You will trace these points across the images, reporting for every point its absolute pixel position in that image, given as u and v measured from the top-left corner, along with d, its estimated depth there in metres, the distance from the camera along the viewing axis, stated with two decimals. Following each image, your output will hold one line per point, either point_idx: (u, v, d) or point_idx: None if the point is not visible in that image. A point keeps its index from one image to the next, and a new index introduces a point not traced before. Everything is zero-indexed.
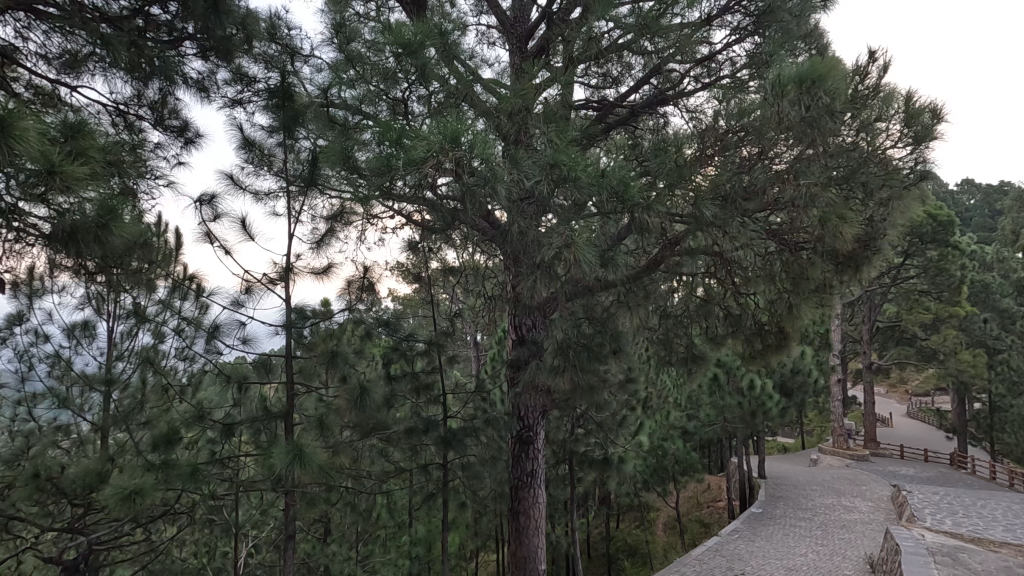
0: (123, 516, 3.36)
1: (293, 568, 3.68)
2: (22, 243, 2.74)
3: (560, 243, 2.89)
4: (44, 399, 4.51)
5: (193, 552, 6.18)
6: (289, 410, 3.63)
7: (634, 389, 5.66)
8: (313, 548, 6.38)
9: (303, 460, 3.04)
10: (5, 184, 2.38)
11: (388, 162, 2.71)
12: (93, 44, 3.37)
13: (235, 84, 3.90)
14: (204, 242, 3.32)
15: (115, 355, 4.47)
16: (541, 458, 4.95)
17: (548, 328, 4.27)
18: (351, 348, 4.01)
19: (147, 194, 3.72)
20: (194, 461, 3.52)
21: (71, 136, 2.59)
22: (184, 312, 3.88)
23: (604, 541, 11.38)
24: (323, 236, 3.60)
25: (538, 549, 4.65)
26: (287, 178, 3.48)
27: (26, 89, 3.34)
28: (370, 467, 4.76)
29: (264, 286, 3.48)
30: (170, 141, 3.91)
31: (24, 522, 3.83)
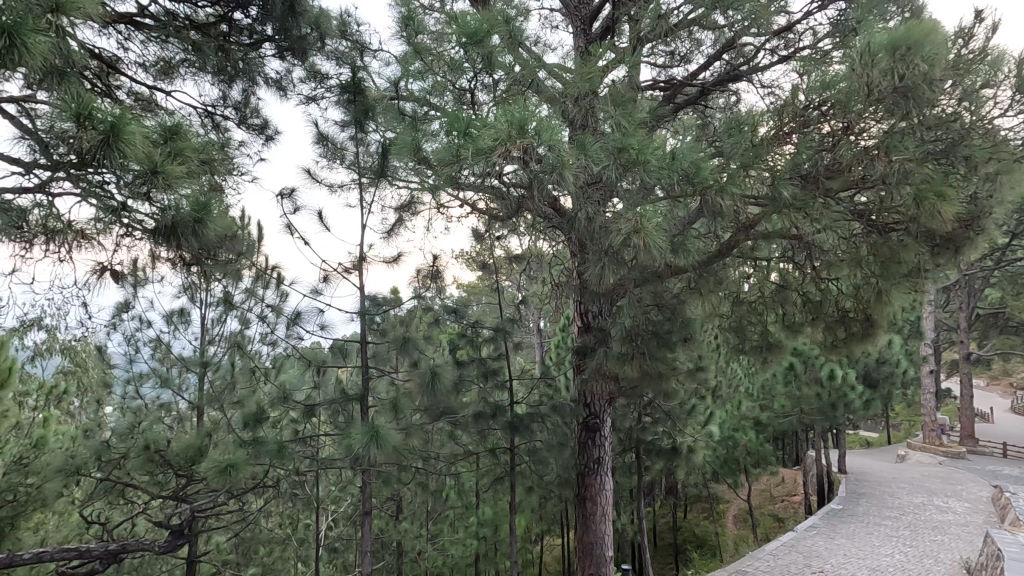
0: (220, 488, 3.65)
1: (370, 543, 3.86)
2: (130, 237, 3.03)
3: (629, 228, 2.82)
4: (148, 379, 4.99)
5: (280, 523, 6.66)
6: (365, 393, 3.80)
7: (705, 377, 5.51)
8: (386, 524, 6.70)
9: (379, 440, 3.20)
10: (115, 183, 2.61)
11: (455, 152, 2.75)
12: (184, 51, 3.62)
13: (310, 81, 4.08)
14: (287, 232, 3.63)
15: (207, 339, 4.83)
16: (608, 445, 4.92)
17: (615, 315, 4.22)
18: (420, 333, 4.15)
19: (234, 189, 4.00)
20: (281, 439, 3.77)
21: (168, 138, 2.82)
22: (267, 300, 4.13)
23: (672, 531, 11.21)
24: (393, 225, 3.82)
25: (606, 536, 4.63)
26: (360, 170, 3.72)
27: (127, 96, 3.66)
28: (439, 449, 4.91)
29: (340, 275, 3.72)
30: (252, 139, 4.17)
31: (137, 489, 4.27)
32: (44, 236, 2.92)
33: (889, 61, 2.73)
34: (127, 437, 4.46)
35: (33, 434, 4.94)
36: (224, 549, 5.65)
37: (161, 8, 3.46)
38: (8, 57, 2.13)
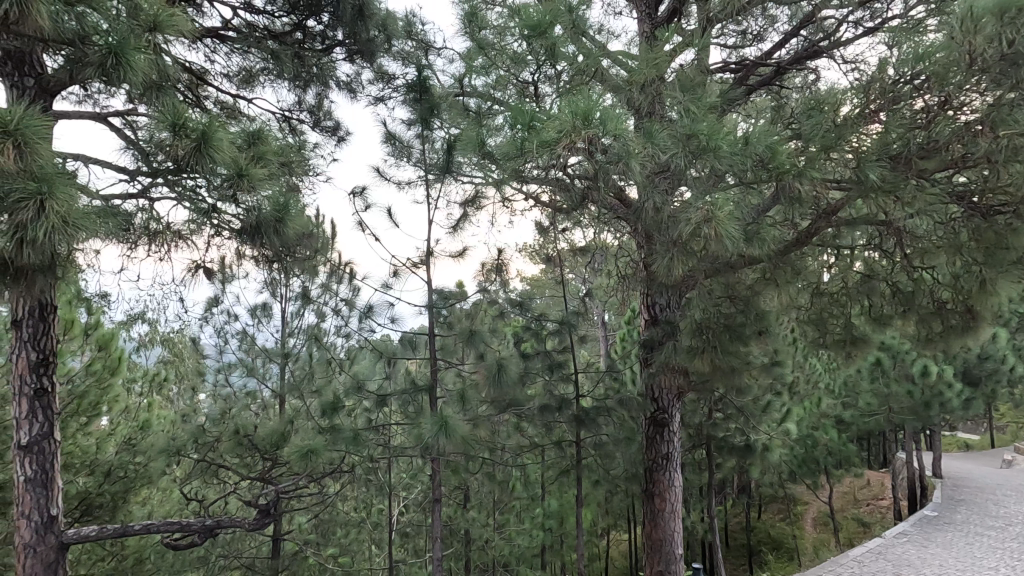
0: (302, 472, 3.88)
1: (440, 530, 3.97)
2: (219, 236, 3.27)
3: (699, 217, 2.71)
4: (236, 369, 5.25)
5: (356, 507, 7.00)
6: (434, 384, 3.91)
7: (781, 372, 5.24)
8: (455, 512, 6.87)
9: (448, 430, 3.29)
10: (206, 187, 2.82)
11: (519, 146, 2.75)
12: (264, 60, 3.85)
13: (378, 82, 4.21)
14: (359, 229, 3.78)
15: (288, 331, 5.12)
16: (677, 441, 4.80)
17: (685, 307, 4.10)
18: (486, 326, 4.21)
19: (310, 189, 4.21)
20: (356, 427, 3.95)
21: (251, 143, 3.02)
22: (341, 295, 4.33)
23: (745, 531, 10.80)
24: (458, 220, 3.89)
25: (676, 534, 4.53)
26: (426, 167, 3.81)
27: (214, 105, 3.94)
28: (506, 441, 4.97)
29: (409, 270, 3.85)
30: (325, 140, 4.36)
31: (229, 470, 4.62)
32: (147, 238, 3.21)
33: (996, 26, 2.40)
34: (220, 422, 4.82)
35: (140, 418, 5.46)
36: (306, 530, 6.01)
37: (243, 21, 3.69)
38: (117, 70, 2.41)
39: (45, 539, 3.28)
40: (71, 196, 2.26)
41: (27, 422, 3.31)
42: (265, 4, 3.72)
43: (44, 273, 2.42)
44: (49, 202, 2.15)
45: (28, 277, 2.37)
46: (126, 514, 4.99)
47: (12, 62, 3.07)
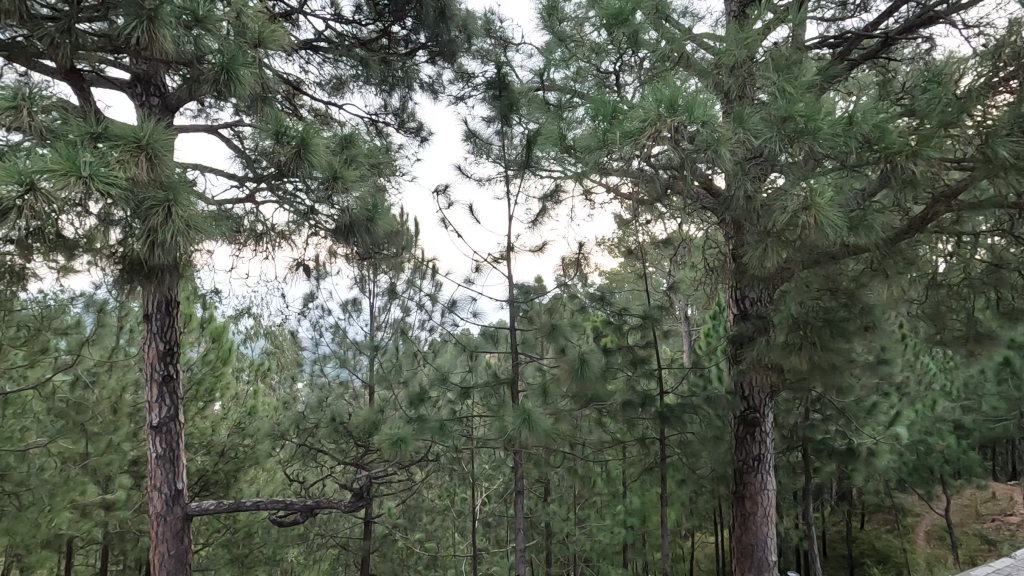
0: (391, 459, 4.06)
1: (523, 522, 4.01)
2: (317, 236, 3.52)
3: (796, 205, 2.53)
4: (330, 360, 5.62)
5: (440, 495, 7.22)
6: (515, 378, 3.96)
7: (889, 371, 4.82)
8: (536, 504, 6.91)
9: (531, 424, 3.32)
10: (306, 189, 3.05)
11: (600, 137, 2.70)
12: (354, 67, 4.05)
13: (458, 82, 4.31)
14: (442, 226, 3.90)
15: (377, 325, 5.45)
16: (770, 442, 4.55)
17: (777, 301, 3.87)
18: (567, 321, 4.18)
19: (396, 189, 4.39)
20: (441, 418, 4.06)
21: (343, 147, 3.22)
22: (425, 290, 4.48)
23: (847, 541, 10.03)
24: (537, 215, 3.90)
25: (769, 540, 4.31)
26: (506, 163, 3.84)
27: (309, 112, 4.22)
28: (588, 436, 4.91)
29: (490, 265, 3.92)
30: (409, 141, 4.54)
31: (326, 454, 4.92)
32: (255, 240, 3.55)
33: None
34: (317, 409, 5.15)
35: (248, 404, 5.98)
36: (394, 514, 6.32)
37: (334, 32, 3.91)
38: (227, 85, 2.67)
39: (173, 510, 3.69)
40: (191, 202, 2.52)
41: (157, 406, 3.71)
42: (354, 13, 3.92)
43: (170, 274, 2.70)
44: (176, 208, 2.41)
45: (159, 276, 2.66)
46: (237, 491, 5.50)
47: (140, 84, 3.44)
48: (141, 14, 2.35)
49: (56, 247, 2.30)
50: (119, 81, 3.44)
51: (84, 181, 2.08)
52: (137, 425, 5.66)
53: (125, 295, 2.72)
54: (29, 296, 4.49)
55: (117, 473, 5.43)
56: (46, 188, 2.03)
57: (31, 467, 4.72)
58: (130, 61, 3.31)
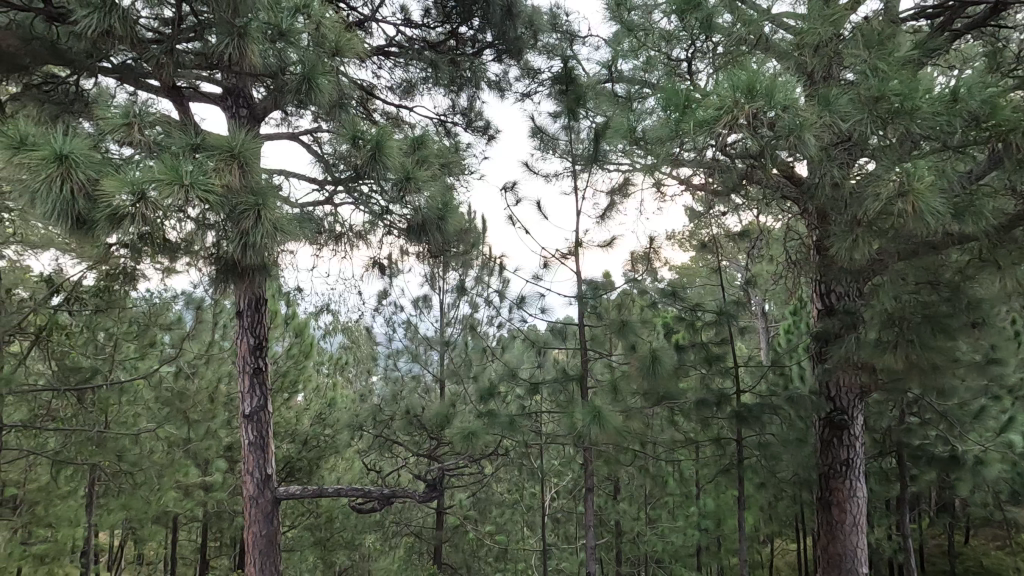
0: (464, 452, 4.15)
1: (594, 519, 3.98)
2: (391, 235, 3.65)
3: (891, 192, 2.34)
4: (403, 355, 5.77)
5: (510, 489, 7.30)
6: (585, 374, 3.92)
7: (999, 372, 4.37)
8: (606, 502, 6.84)
9: (602, 421, 3.28)
10: (381, 189, 3.18)
11: (672, 128, 2.62)
12: (423, 70, 4.17)
13: (524, 79, 4.33)
14: (510, 223, 3.93)
15: (447, 321, 5.61)
16: (860, 446, 4.26)
17: (869, 296, 3.60)
18: (637, 317, 4.10)
19: (465, 187, 4.47)
20: (511, 413, 4.10)
21: (415, 148, 3.33)
22: (493, 286, 4.54)
23: (949, 557, 9.21)
24: (606, 209, 3.83)
25: (859, 551, 4.03)
26: (574, 157, 3.79)
27: (382, 116, 4.37)
28: (659, 434, 4.80)
29: (558, 261, 3.91)
30: (477, 140, 4.61)
31: (401, 445, 5.11)
32: (334, 240, 3.74)
33: None
34: (392, 402, 5.35)
35: (328, 396, 6.30)
36: (465, 505, 6.48)
37: (404, 37, 4.06)
38: (308, 93, 2.82)
39: (264, 493, 3.95)
40: (276, 205, 2.68)
41: (249, 396, 3.99)
42: (422, 17, 4.02)
43: (261, 273, 2.89)
44: (264, 212, 2.58)
45: (250, 275, 2.85)
46: (320, 478, 5.85)
47: (230, 97, 3.69)
48: (232, 32, 2.52)
49: (162, 250, 2.52)
50: (213, 96, 3.72)
51: (185, 189, 2.26)
52: (231, 413, 6.15)
53: (221, 293, 2.94)
54: (139, 295, 4.97)
55: (215, 457, 5.92)
56: (153, 197, 2.22)
57: (143, 449, 5.24)
58: (221, 76, 3.56)
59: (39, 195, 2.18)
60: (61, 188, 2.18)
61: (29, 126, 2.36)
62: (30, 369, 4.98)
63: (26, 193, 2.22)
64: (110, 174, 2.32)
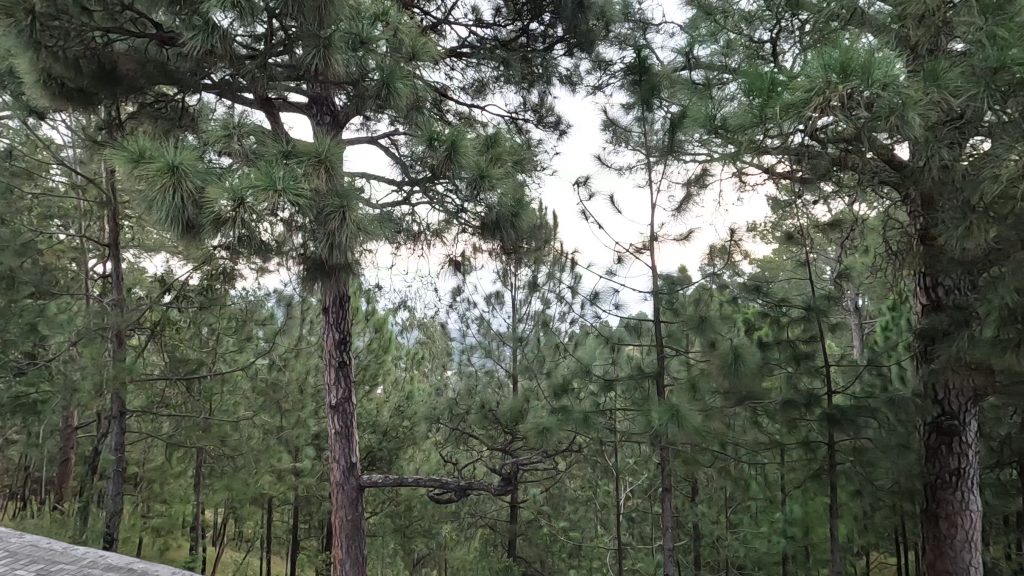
0: (538, 447, 4.17)
1: (672, 521, 3.88)
2: (466, 232, 3.76)
3: (1012, 173, 2.09)
4: (476, 350, 5.85)
5: (583, 486, 7.27)
6: (661, 372, 3.83)
7: None
8: (683, 503, 6.64)
9: (680, 420, 3.19)
10: (457, 187, 3.27)
11: (756, 114, 2.48)
12: (495, 68, 4.26)
13: (596, 71, 4.29)
14: (582, 218, 3.88)
15: (519, 316, 5.67)
16: (974, 456, 3.88)
17: (983, 289, 3.25)
18: (717, 313, 3.95)
19: (536, 183, 4.47)
20: (586, 409, 4.07)
21: (488, 146, 3.38)
22: (565, 282, 4.52)
23: None
24: (682, 202, 3.69)
25: (972, 570, 3.67)
26: (648, 149, 3.68)
27: (454, 116, 4.47)
28: (741, 435, 4.60)
29: (633, 255, 3.82)
30: (548, 136, 4.58)
31: (476, 439, 5.21)
32: (410, 239, 3.86)
33: None
34: (467, 397, 5.47)
35: (406, 389, 6.56)
36: (539, 500, 6.54)
37: (475, 37, 4.13)
38: (387, 98, 2.92)
39: (349, 480, 4.17)
40: (359, 207, 2.82)
41: (334, 387, 4.23)
42: (493, 16, 4.07)
43: (346, 271, 3.04)
44: (349, 213, 2.72)
45: (336, 274, 3.01)
46: (399, 467, 6.10)
47: (315, 106, 3.91)
48: (318, 44, 2.67)
49: (259, 251, 2.71)
50: (300, 105, 3.94)
51: (278, 194, 2.42)
52: (318, 404, 6.54)
53: (310, 291, 3.12)
54: (237, 293, 5.40)
55: (304, 444, 6.32)
56: (251, 202, 2.40)
57: (242, 435, 5.70)
58: (307, 87, 3.78)
59: (156, 203, 2.40)
60: (174, 196, 2.40)
61: (146, 141, 2.61)
62: (147, 360, 5.54)
63: (145, 202, 2.47)
64: (215, 182, 2.53)
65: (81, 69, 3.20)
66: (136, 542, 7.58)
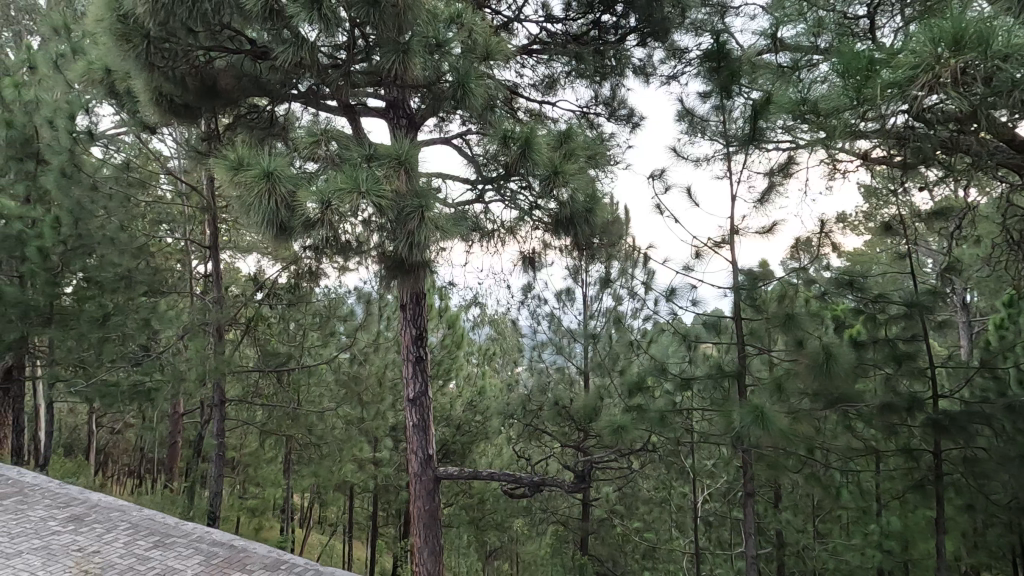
0: (612, 446, 4.11)
1: (755, 527, 3.71)
2: (538, 229, 3.76)
3: None
4: (547, 347, 5.86)
5: (658, 487, 7.09)
6: (742, 371, 3.67)
7: None
8: (766, 509, 6.33)
9: (764, 422, 3.03)
10: (530, 185, 3.30)
11: (851, 97, 2.31)
12: (567, 63, 4.25)
13: (670, 60, 4.12)
14: (658, 212, 3.78)
15: (590, 313, 5.62)
16: None
17: None
18: (804, 310, 3.73)
19: (608, 177, 4.42)
20: (662, 409, 3.97)
21: (561, 143, 3.38)
22: (638, 278, 4.43)
23: None
24: (765, 192, 3.51)
25: None
26: (727, 139, 3.54)
27: (525, 114, 4.48)
28: (832, 440, 4.32)
29: (711, 250, 3.66)
30: (620, 129, 4.51)
31: (549, 435, 5.21)
32: (483, 237, 3.92)
33: None
34: (540, 393, 5.48)
35: (478, 384, 6.67)
36: (611, 499, 6.45)
37: (547, 33, 4.14)
38: (462, 99, 2.98)
39: (426, 472, 4.30)
40: (436, 206, 2.89)
41: (412, 381, 4.38)
42: (563, 11, 4.06)
43: (424, 269, 3.13)
44: (426, 213, 2.80)
45: (414, 272, 3.11)
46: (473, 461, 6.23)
47: (392, 110, 4.03)
48: (397, 49, 2.76)
49: (343, 251, 2.85)
50: (378, 110, 4.10)
51: (360, 197, 2.54)
52: (396, 397, 6.80)
53: (389, 288, 3.23)
54: (321, 290, 5.70)
55: (383, 435, 6.60)
56: (336, 204, 2.53)
57: (327, 424, 6.03)
58: (384, 92, 3.91)
59: (253, 207, 2.58)
60: (268, 201, 2.56)
61: (243, 150, 2.81)
62: (243, 353, 5.98)
63: (242, 207, 2.65)
64: (304, 186, 2.68)
65: (186, 85, 3.46)
66: (234, 520, 8.22)
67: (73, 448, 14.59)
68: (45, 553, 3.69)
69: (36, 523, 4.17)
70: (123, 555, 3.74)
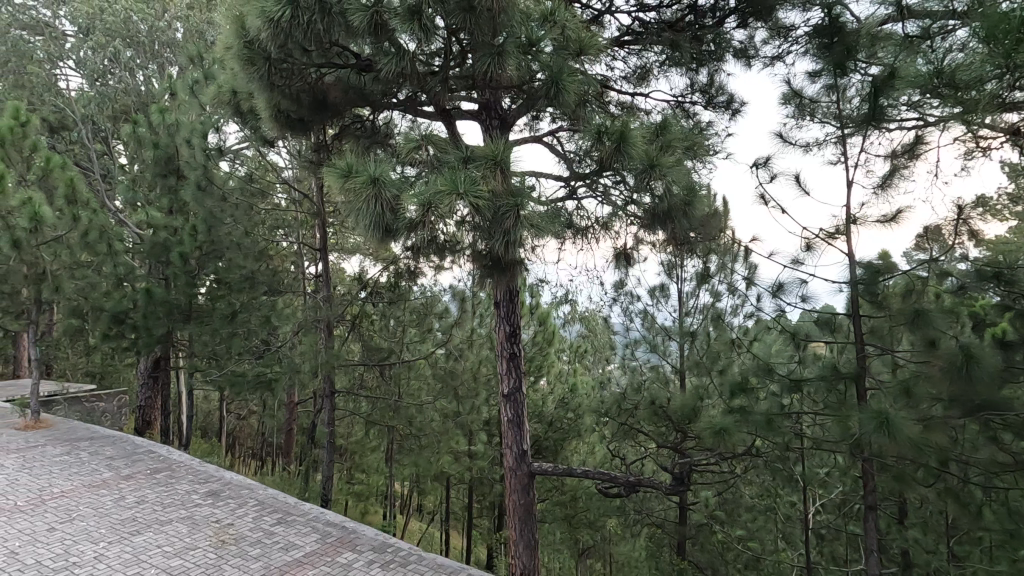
0: (714, 449, 3.92)
1: (878, 543, 3.39)
2: (631, 224, 3.68)
3: None
4: (640, 345, 5.73)
5: (762, 494, 6.69)
6: (861, 373, 3.36)
7: None
8: (889, 525, 5.74)
9: (891, 429, 2.75)
10: (625, 179, 3.24)
11: (1001, 63, 2.03)
12: (661, 52, 4.14)
13: (774, 39, 3.85)
14: (762, 202, 3.55)
15: (686, 310, 5.41)
16: None
17: None
18: (936, 306, 3.35)
19: (705, 168, 4.22)
20: (768, 411, 3.73)
21: (658, 135, 3.28)
22: (740, 273, 4.20)
23: None
24: (888, 177, 3.18)
25: None
26: (842, 120, 3.27)
27: (617, 107, 4.41)
28: (971, 452, 3.84)
29: (825, 242, 3.38)
30: (719, 117, 4.29)
31: (644, 435, 5.08)
32: (575, 233, 3.90)
33: None
34: (634, 392, 5.35)
35: (570, 382, 6.65)
36: (711, 504, 6.16)
37: (640, 23, 4.03)
38: (556, 96, 2.99)
39: (521, 467, 4.34)
40: (531, 204, 2.91)
41: (507, 377, 4.45)
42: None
43: (518, 266, 3.17)
44: (521, 211, 2.81)
45: (510, 269, 3.15)
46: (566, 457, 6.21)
47: (485, 112, 4.11)
48: (492, 52, 2.81)
49: (442, 251, 2.94)
50: (471, 112, 4.21)
51: (459, 197, 2.61)
52: (489, 392, 6.95)
53: (485, 286, 3.30)
54: (418, 289, 5.96)
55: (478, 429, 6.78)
56: (437, 205, 2.61)
57: (426, 417, 6.29)
58: (478, 94, 4.01)
59: (361, 213, 2.74)
60: (374, 205, 2.71)
61: (351, 158, 2.99)
62: (349, 348, 6.40)
63: (351, 211, 2.82)
64: (406, 190, 2.81)
65: (300, 101, 3.75)
66: (342, 504, 8.82)
67: (208, 431, 16.35)
68: (190, 522, 4.19)
69: (183, 496, 4.75)
70: (252, 529, 4.15)
